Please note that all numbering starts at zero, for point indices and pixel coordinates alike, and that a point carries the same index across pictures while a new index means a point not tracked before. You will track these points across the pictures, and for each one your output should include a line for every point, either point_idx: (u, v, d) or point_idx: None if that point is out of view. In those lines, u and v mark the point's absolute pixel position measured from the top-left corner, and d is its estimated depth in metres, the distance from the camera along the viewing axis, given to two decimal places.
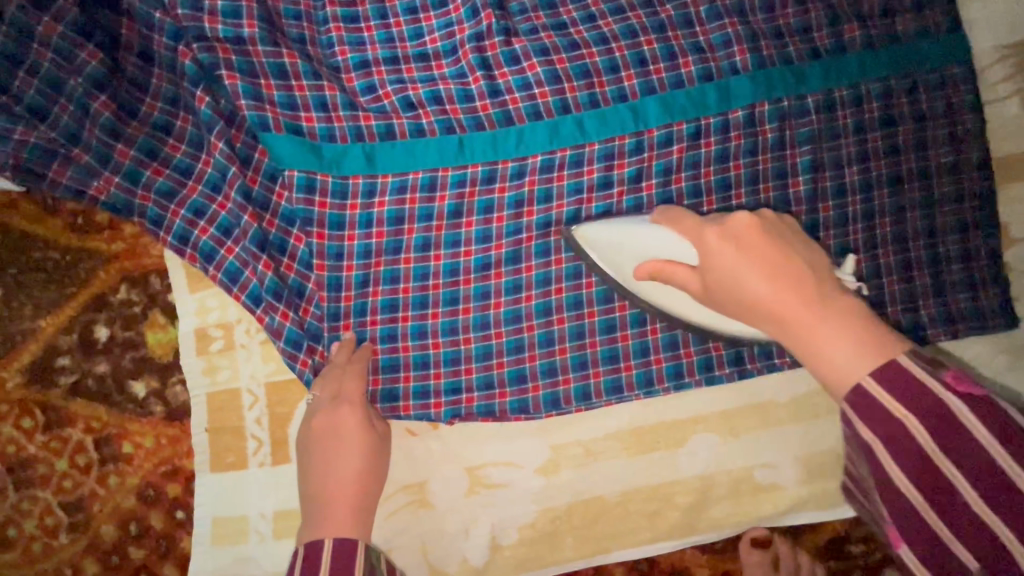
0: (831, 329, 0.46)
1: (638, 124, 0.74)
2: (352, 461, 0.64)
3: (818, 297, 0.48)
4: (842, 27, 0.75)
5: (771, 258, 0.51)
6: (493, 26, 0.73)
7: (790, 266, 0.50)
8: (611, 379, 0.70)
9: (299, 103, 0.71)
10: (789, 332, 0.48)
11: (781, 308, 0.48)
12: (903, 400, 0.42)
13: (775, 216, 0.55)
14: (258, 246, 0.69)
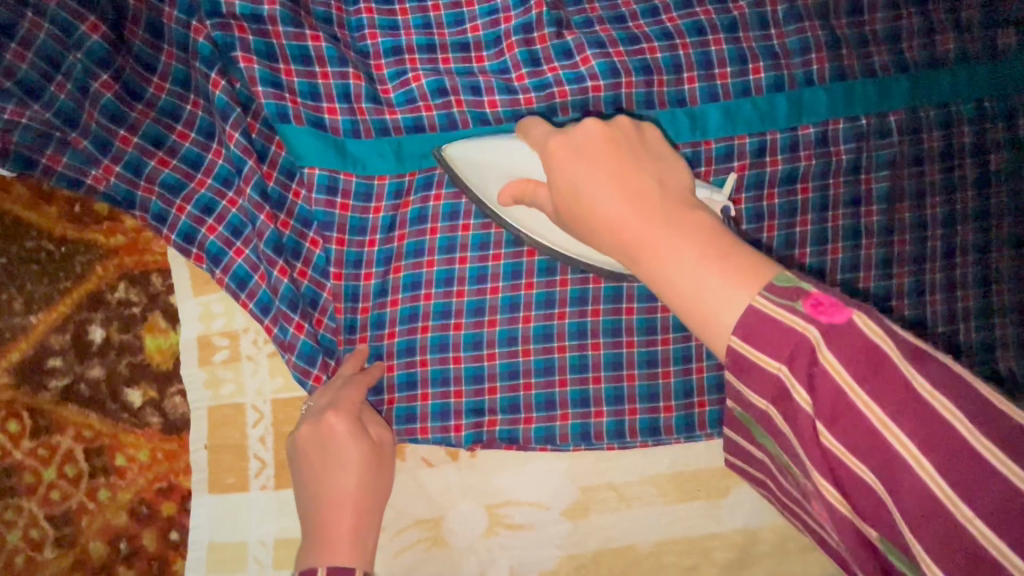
0: (671, 241, 0.38)
1: (696, 133, 0.65)
2: (348, 478, 0.57)
3: (660, 214, 0.39)
4: (936, 36, 0.66)
5: (620, 170, 0.43)
6: (544, 16, 0.65)
7: (644, 187, 0.41)
8: (648, 419, 0.63)
9: (322, 92, 0.63)
10: (636, 258, 0.39)
11: (625, 226, 0.40)
12: (773, 338, 0.33)
13: (630, 123, 0.47)
14: (273, 249, 0.62)
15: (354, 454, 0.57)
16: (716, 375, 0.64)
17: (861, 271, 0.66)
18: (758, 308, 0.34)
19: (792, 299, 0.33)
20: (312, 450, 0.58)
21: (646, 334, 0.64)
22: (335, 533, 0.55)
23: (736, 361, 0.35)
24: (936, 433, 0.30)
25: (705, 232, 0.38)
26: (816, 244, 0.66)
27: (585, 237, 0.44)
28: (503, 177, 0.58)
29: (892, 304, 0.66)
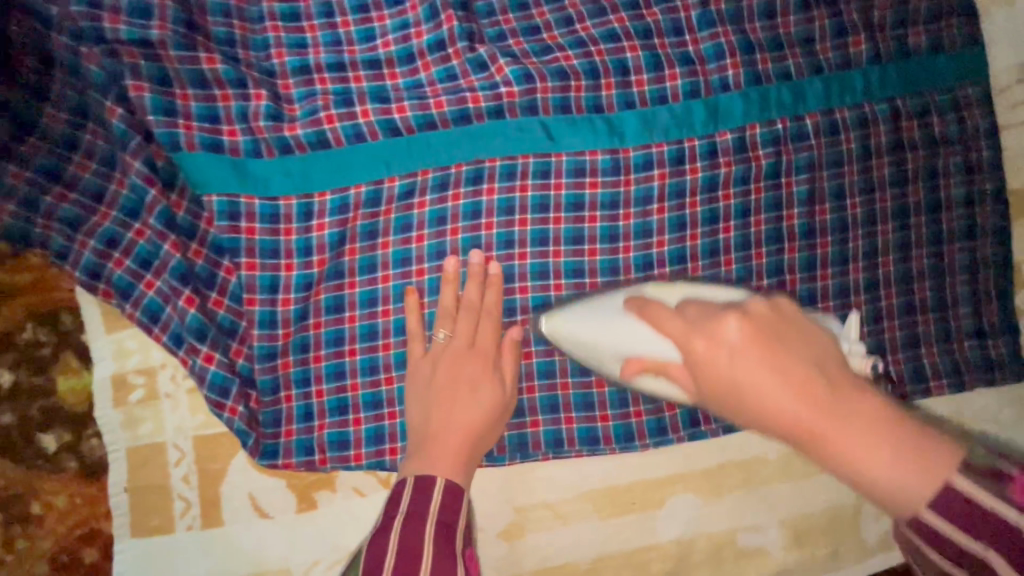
0: (856, 428, 0.37)
1: (613, 140, 0.65)
2: (471, 414, 0.58)
3: (826, 388, 0.39)
4: (848, 38, 0.67)
5: (792, 372, 0.40)
6: (455, 30, 0.63)
7: (779, 358, 0.41)
8: (585, 428, 0.63)
9: (221, 115, 0.61)
10: (812, 445, 0.38)
11: (798, 422, 0.39)
12: None
13: (766, 303, 0.46)
14: (179, 279, 0.61)
15: (487, 394, 0.59)
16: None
17: (786, 275, 0.66)
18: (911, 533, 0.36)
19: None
20: (438, 386, 0.59)
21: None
22: (446, 449, 0.55)
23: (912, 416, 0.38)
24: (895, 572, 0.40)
25: (887, 430, 0.37)
26: (740, 250, 0.66)
27: (735, 412, 0.43)
28: (618, 355, 0.56)
29: (817, 306, 0.66)
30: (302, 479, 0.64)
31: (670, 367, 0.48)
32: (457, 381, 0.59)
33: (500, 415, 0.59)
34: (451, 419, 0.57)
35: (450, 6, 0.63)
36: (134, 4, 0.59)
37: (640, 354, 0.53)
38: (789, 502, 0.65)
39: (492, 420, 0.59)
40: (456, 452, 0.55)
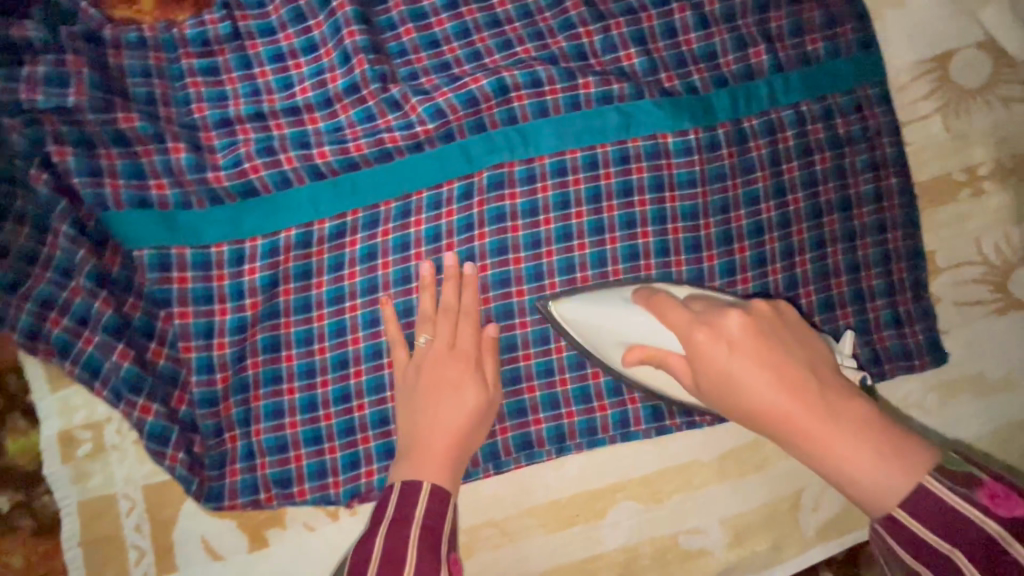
0: (852, 439, 0.44)
1: (528, 149, 0.68)
2: (456, 415, 0.61)
3: (822, 407, 0.46)
4: (749, 51, 0.69)
5: (780, 366, 0.49)
6: (367, 73, 0.66)
7: (779, 374, 0.48)
8: (519, 435, 0.66)
9: (146, 170, 0.63)
10: (801, 442, 0.47)
11: (792, 421, 0.47)
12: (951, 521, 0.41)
13: (767, 305, 0.54)
14: (113, 334, 0.62)
15: (470, 396, 0.61)
16: (580, 386, 0.66)
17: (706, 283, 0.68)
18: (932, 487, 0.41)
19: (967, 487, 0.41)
20: (423, 392, 0.61)
21: (508, 351, 0.67)
22: (431, 457, 0.58)
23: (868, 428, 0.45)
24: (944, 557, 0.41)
25: (876, 431, 0.45)
26: (660, 256, 0.68)
27: (735, 414, 0.51)
28: (621, 343, 0.60)
29: None
30: (253, 518, 0.65)
31: (669, 358, 0.54)
32: (441, 390, 0.61)
33: (482, 419, 0.62)
34: (430, 425, 0.60)
35: (361, 49, 0.66)
36: (49, 73, 0.61)
37: (647, 344, 0.58)
38: (726, 503, 0.67)
39: (477, 416, 0.62)
40: (441, 455, 0.59)
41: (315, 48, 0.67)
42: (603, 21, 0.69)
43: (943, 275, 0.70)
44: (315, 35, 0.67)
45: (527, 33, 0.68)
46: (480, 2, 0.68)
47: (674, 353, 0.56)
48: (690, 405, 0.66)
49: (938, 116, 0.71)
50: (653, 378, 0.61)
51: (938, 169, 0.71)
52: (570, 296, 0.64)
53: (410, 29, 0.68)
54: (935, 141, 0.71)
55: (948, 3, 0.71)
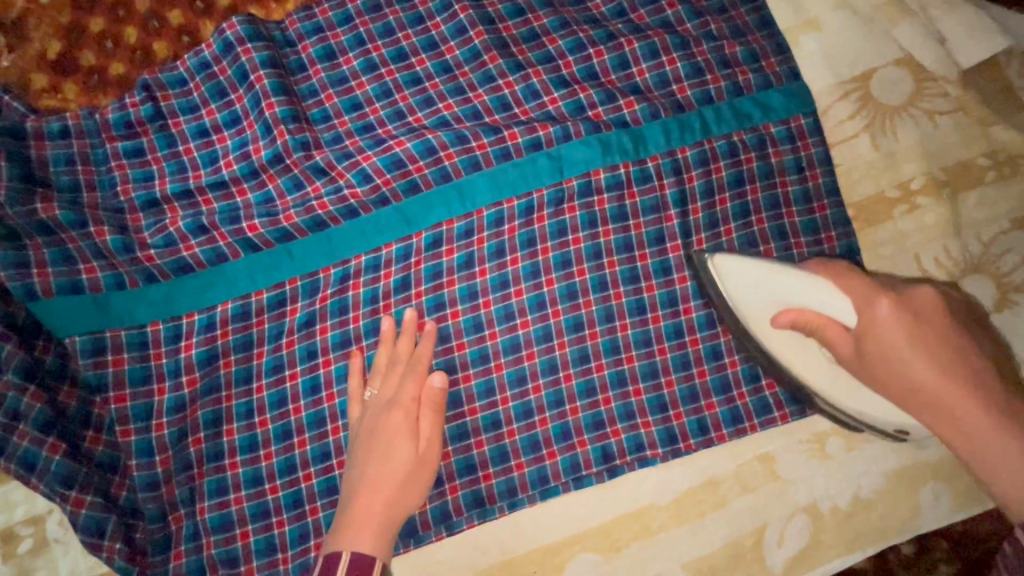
0: (1003, 427, 0.51)
1: (465, 205, 0.68)
2: (389, 471, 0.58)
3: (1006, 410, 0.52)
4: (672, 87, 0.70)
5: (938, 350, 0.54)
6: (288, 142, 0.66)
7: (957, 360, 0.54)
8: (469, 493, 0.64)
9: (76, 255, 0.62)
10: (945, 412, 0.54)
11: (942, 390, 0.53)
12: None
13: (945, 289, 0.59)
14: (45, 428, 0.59)
15: (402, 450, 0.59)
16: (528, 435, 0.65)
17: (648, 313, 0.67)
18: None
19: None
20: (367, 443, 0.59)
21: (452, 408, 0.66)
22: (367, 517, 0.56)
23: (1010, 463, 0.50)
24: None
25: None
26: (598, 292, 0.67)
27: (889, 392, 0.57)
28: (771, 303, 0.61)
29: (685, 339, 0.67)
30: None
31: (829, 326, 0.59)
32: (383, 440, 0.59)
33: (416, 474, 0.59)
34: (364, 479, 0.58)
35: (281, 120, 0.66)
36: None
37: (799, 307, 0.60)
38: (685, 546, 0.65)
39: (410, 473, 0.59)
40: (371, 513, 0.56)
41: (237, 121, 0.67)
42: (522, 70, 0.69)
43: None
44: (236, 109, 0.68)
45: (447, 88, 0.69)
46: (398, 63, 0.69)
47: (837, 323, 0.58)
48: (639, 439, 0.66)
49: (866, 134, 0.70)
50: (782, 352, 0.63)
51: (870, 188, 0.70)
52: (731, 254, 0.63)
53: (330, 94, 0.69)
54: (867, 160, 0.70)
55: (862, 24, 0.71)
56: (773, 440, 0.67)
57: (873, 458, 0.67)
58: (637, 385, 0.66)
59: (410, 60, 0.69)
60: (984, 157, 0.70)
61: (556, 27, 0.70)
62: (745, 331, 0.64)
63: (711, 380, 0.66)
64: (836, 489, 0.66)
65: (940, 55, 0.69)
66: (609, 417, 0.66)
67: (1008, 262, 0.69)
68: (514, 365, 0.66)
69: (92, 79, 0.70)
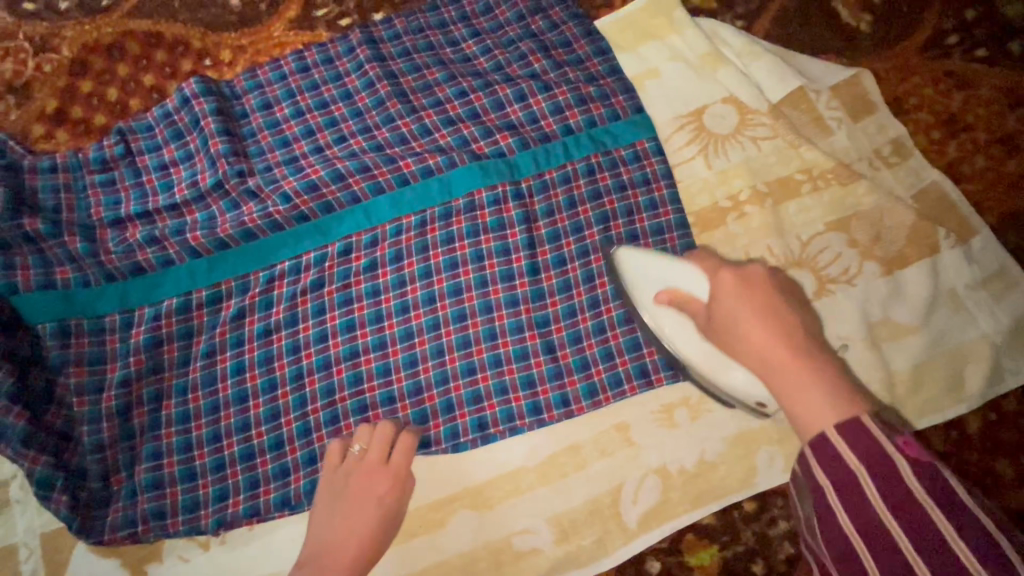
0: (811, 370, 0.54)
1: (371, 221, 0.83)
2: (368, 521, 0.70)
3: (802, 350, 0.56)
4: (541, 122, 0.86)
5: (760, 301, 0.61)
6: (228, 171, 0.82)
7: (793, 326, 0.59)
8: None
9: (53, 260, 0.77)
10: (778, 376, 0.56)
11: (770, 354, 0.57)
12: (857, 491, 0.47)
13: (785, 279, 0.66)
14: (10, 399, 0.71)
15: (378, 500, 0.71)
16: (418, 410, 0.77)
17: (520, 305, 0.81)
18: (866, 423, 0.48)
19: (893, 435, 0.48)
20: (346, 502, 0.70)
21: (354, 386, 0.78)
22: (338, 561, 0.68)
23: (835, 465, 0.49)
24: (909, 509, 0.45)
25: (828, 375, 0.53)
26: (479, 288, 0.82)
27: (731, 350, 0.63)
28: (659, 284, 0.74)
29: (551, 328, 0.81)
30: (134, 555, 0.74)
31: (693, 302, 0.71)
32: (359, 493, 0.71)
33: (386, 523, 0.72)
34: (334, 532, 0.69)
35: (223, 154, 0.83)
36: None
37: (676, 286, 0.72)
38: (550, 502, 0.75)
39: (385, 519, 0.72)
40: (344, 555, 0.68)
41: (191, 157, 0.85)
42: (416, 113, 0.86)
43: None
44: (191, 148, 0.85)
45: (357, 128, 0.86)
46: (320, 109, 0.87)
47: (696, 298, 0.71)
48: (511, 411, 0.77)
49: (701, 157, 0.86)
50: (665, 327, 0.74)
51: (706, 200, 0.85)
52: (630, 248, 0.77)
53: (266, 135, 0.86)
54: (703, 178, 0.86)
55: (693, 72, 0.88)
56: (627, 410, 0.78)
57: (715, 425, 0.77)
58: (510, 365, 0.79)
59: (330, 107, 0.87)
60: (799, 173, 0.84)
61: (445, 79, 0.88)
62: (641, 313, 0.76)
63: (573, 361, 0.79)
64: (684, 451, 0.77)
65: (754, 92, 0.86)
66: (486, 392, 0.78)
67: (825, 257, 0.82)
68: (408, 350, 0.79)
69: (79, 127, 0.88)
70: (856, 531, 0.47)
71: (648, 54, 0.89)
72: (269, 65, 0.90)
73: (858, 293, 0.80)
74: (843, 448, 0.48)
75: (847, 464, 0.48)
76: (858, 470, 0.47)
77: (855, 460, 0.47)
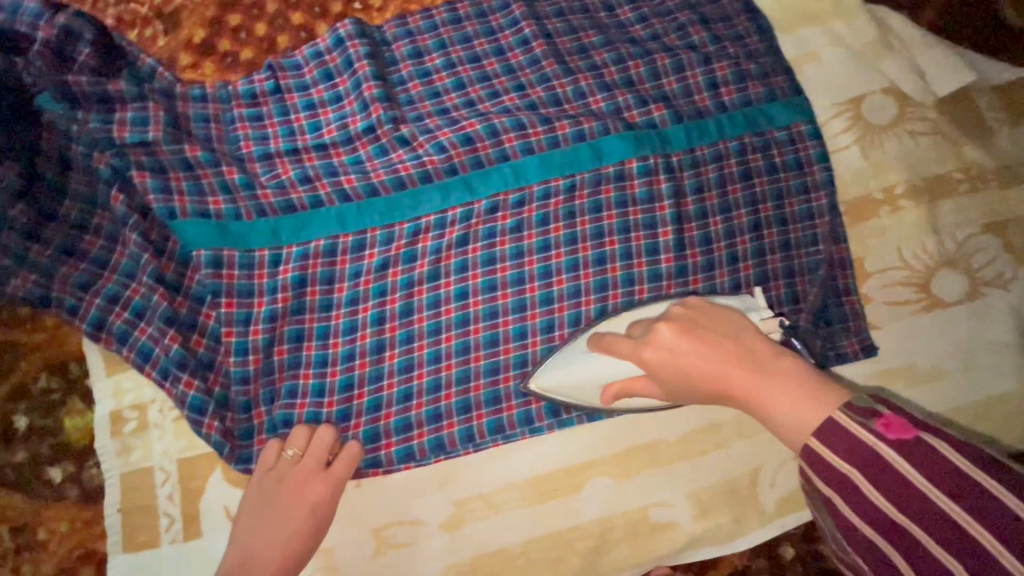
0: (778, 389, 0.51)
1: (519, 181, 0.82)
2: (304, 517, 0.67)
3: (759, 372, 0.53)
4: (695, 97, 0.85)
5: (702, 351, 0.57)
6: (382, 117, 0.81)
7: (732, 349, 0.56)
8: (493, 420, 0.75)
9: (207, 189, 0.76)
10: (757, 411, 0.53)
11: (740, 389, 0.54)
12: (847, 449, 0.45)
13: (683, 306, 0.62)
14: (166, 322, 0.74)
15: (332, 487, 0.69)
16: None
17: (663, 281, 0.80)
18: (838, 420, 0.46)
19: (865, 416, 0.46)
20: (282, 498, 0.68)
21: (490, 346, 0.77)
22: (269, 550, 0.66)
23: (817, 461, 0.47)
24: (920, 496, 0.42)
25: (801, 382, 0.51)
26: (624, 259, 0.80)
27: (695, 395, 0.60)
28: (594, 385, 0.69)
29: None
30: None
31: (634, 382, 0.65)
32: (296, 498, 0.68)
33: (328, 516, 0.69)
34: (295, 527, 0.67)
35: (377, 99, 0.82)
36: (135, 115, 0.76)
37: (610, 380, 0.67)
38: (689, 478, 0.75)
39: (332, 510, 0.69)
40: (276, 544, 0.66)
41: (340, 99, 0.83)
42: (573, 74, 0.84)
43: (872, 278, 0.81)
44: (340, 90, 0.84)
45: (511, 85, 0.84)
46: (472, 63, 0.85)
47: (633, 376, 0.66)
48: None
49: (857, 146, 0.84)
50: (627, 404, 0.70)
51: (860, 190, 0.83)
52: (536, 378, 0.71)
53: (416, 84, 0.85)
54: (859, 168, 0.84)
55: (855, 59, 0.86)
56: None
57: None
58: None
59: (482, 61, 0.85)
60: (958, 172, 0.82)
61: (602, 44, 0.86)
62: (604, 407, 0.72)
63: None
64: None
65: (918, 85, 0.84)
66: None
67: (979, 259, 0.80)
68: (547, 315, 0.79)
69: (226, 60, 0.88)
70: (872, 530, 0.44)
71: (808, 37, 0.87)
72: (421, 13, 0.88)
73: (1013, 299, 0.79)
74: (828, 454, 0.46)
75: (846, 473, 0.45)
76: (851, 472, 0.45)
77: (850, 466, 0.45)
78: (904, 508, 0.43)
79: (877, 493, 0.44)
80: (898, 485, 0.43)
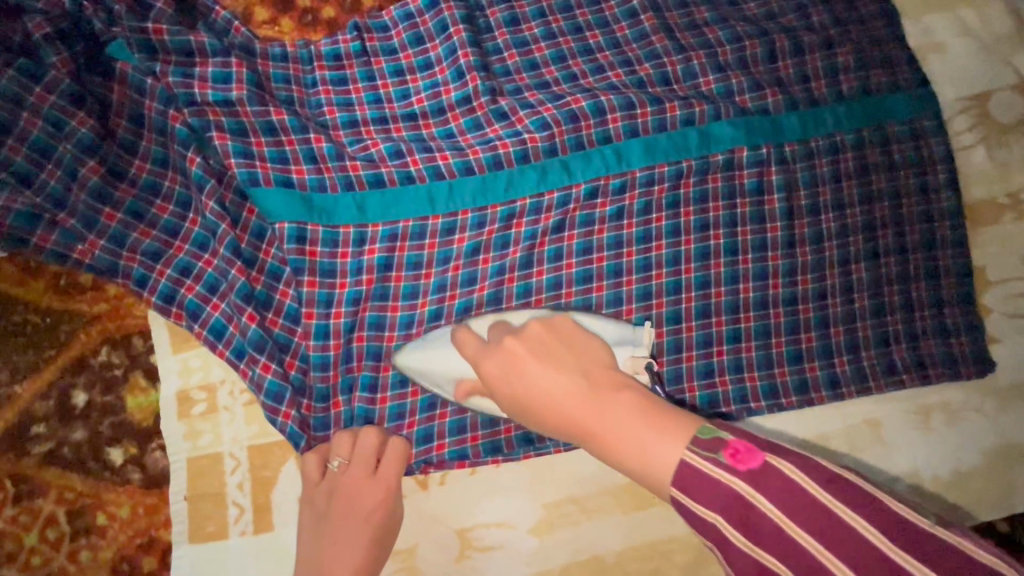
0: (610, 417, 0.49)
1: (621, 165, 0.75)
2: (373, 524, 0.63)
3: (590, 396, 0.51)
4: (811, 83, 0.78)
5: (549, 370, 0.55)
6: (479, 87, 0.75)
7: (568, 372, 0.54)
8: None
9: (290, 157, 0.71)
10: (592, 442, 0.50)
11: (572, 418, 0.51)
12: (707, 489, 0.42)
13: (541, 326, 0.60)
14: (243, 299, 0.68)
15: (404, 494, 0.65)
16: None
17: (770, 279, 0.75)
18: (688, 461, 0.43)
19: (713, 451, 0.42)
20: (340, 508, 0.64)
21: None
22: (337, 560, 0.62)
23: (683, 508, 0.43)
24: (782, 534, 0.39)
25: (637, 410, 0.48)
26: (729, 256, 0.75)
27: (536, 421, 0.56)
28: (449, 381, 0.65)
29: (798, 307, 0.75)
30: None
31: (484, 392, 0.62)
32: (355, 508, 0.64)
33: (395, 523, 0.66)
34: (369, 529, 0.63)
35: (474, 67, 0.75)
36: (217, 72, 0.70)
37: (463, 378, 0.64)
38: None
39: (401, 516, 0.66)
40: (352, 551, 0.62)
41: (430, 66, 0.77)
42: (684, 52, 0.78)
43: (993, 288, 0.76)
44: (431, 56, 0.77)
45: (616, 60, 0.78)
46: (574, 35, 0.79)
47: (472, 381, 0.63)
48: (744, 392, 0.73)
49: (982, 146, 0.79)
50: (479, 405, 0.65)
51: (984, 193, 0.78)
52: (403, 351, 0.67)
53: (513, 53, 0.78)
54: (981, 169, 0.79)
55: (982, 52, 0.80)
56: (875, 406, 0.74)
57: (973, 436, 0.73)
58: (749, 342, 0.74)
59: (585, 33, 0.79)
60: None
61: (715, 21, 0.80)
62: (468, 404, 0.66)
63: (816, 347, 0.74)
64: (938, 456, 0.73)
65: None
66: (719, 368, 0.73)
67: None
68: (644, 312, 0.73)
69: (306, 18, 0.81)
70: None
71: (933, 26, 0.81)
72: None
73: None
74: (691, 500, 0.42)
75: (707, 520, 0.42)
76: (716, 516, 0.41)
77: (712, 511, 0.41)
78: (772, 551, 0.39)
79: (738, 532, 0.40)
80: (759, 521, 0.40)
